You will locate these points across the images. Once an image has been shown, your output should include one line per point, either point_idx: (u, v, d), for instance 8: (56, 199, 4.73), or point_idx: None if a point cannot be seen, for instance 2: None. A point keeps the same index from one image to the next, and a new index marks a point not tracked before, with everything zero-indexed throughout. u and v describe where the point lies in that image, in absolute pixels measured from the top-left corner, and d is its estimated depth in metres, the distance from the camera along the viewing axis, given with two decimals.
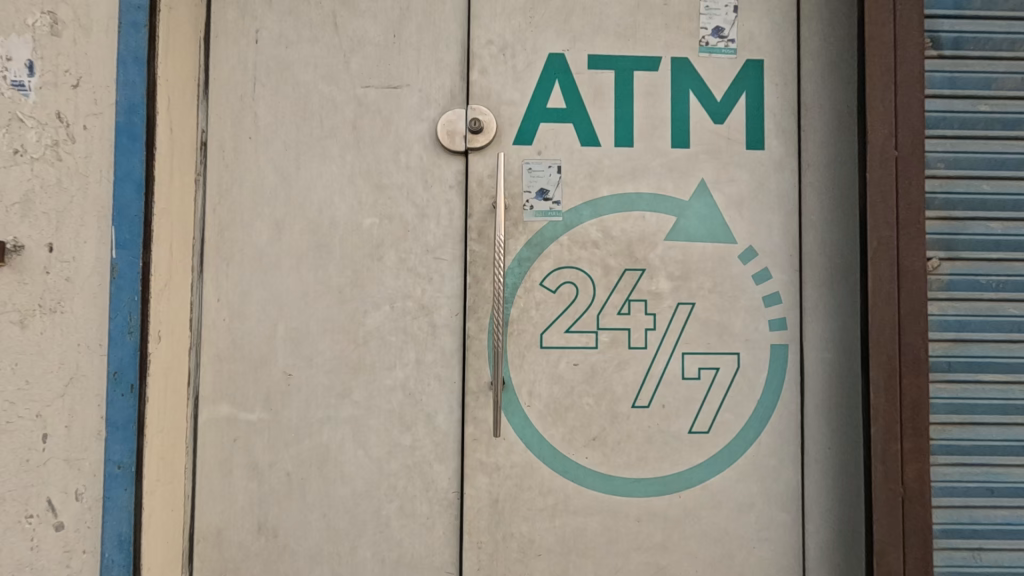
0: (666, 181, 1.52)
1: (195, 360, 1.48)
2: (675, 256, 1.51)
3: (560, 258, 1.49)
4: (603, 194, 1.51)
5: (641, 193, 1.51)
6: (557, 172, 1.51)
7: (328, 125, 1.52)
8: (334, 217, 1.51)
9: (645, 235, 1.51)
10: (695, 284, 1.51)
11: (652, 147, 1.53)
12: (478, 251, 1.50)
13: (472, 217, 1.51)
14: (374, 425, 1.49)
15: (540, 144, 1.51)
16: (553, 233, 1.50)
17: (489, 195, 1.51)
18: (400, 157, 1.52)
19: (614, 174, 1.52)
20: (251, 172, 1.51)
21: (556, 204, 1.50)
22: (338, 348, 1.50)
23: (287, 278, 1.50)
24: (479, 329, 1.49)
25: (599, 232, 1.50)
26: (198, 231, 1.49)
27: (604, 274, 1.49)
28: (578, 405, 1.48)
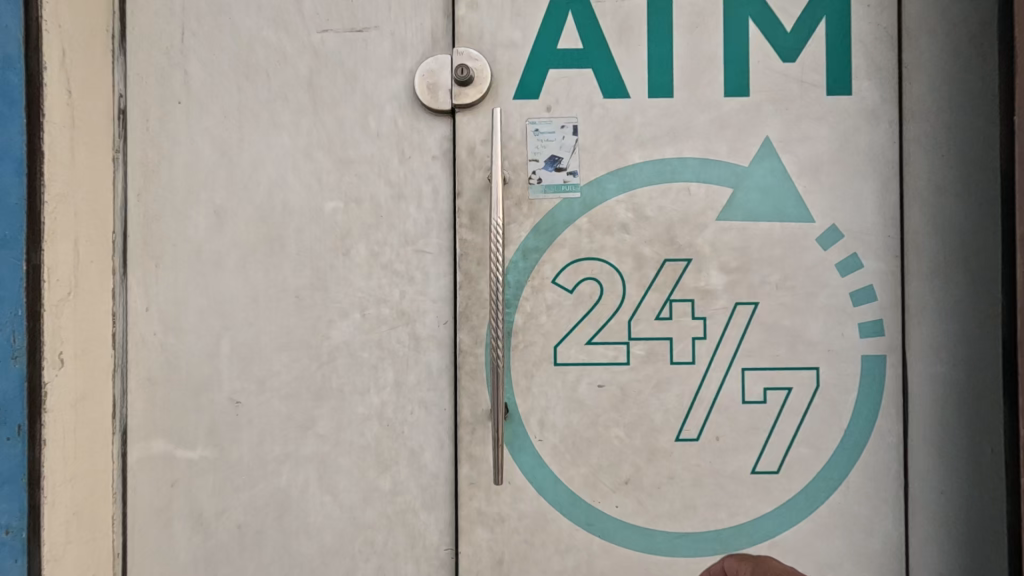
0: (718, 141, 1.15)
1: (122, 385, 1.18)
2: (731, 242, 1.14)
3: (577, 247, 1.14)
4: (634, 161, 1.14)
5: (684, 159, 1.14)
6: (573, 132, 1.15)
7: (276, 82, 1.19)
8: (287, 200, 1.18)
9: (690, 214, 1.14)
10: (758, 277, 1.14)
11: (699, 96, 1.15)
12: (471, 240, 1.16)
13: (463, 196, 1.16)
14: (345, 465, 1.17)
15: (550, 98, 1.15)
16: (568, 215, 1.14)
17: (483, 168, 1.16)
18: (369, 120, 1.18)
19: (648, 134, 1.15)
20: (182, 147, 1.19)
21: (572, 175, 1.14)
22: (297, 369, 1.18)
23: (230, 280, 1.18)
24: (474, 342, 1.15)
25: (630, 211, 1.14)
26: (120, 222, 1.18)
27: (636, 266, 1.13)
28: (604, 439, 1.13)
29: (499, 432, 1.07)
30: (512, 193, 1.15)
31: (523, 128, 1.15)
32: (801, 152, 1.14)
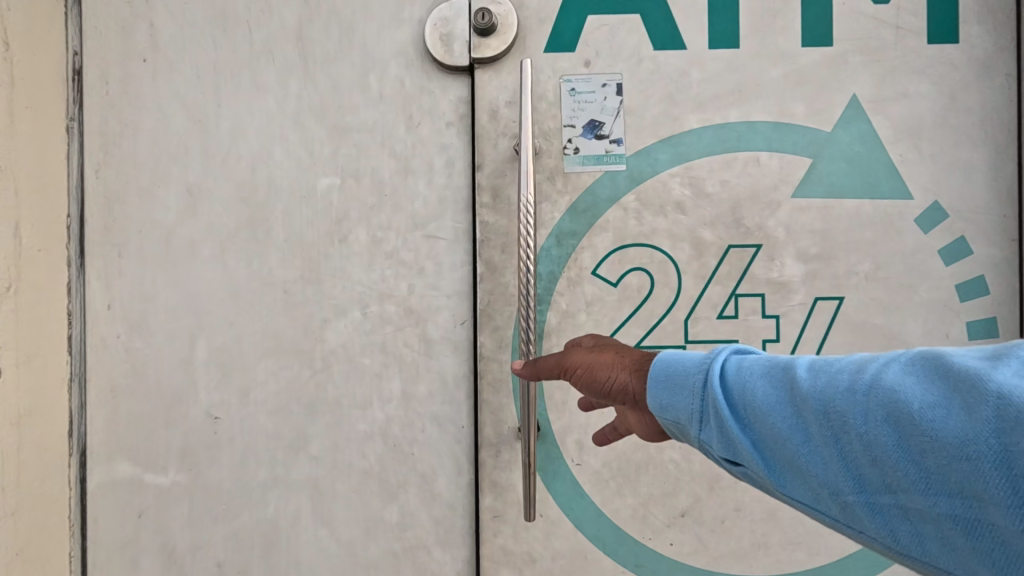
0: (794, 102, 0.94)
1: (80, 397, 1.00)
2: (811, 224, 0.94)
3: (623, 231, 0.94)
4: (691, 127, 0.94)
5: (753, 122, 0.94)
6: (618, 92, 0.95)
7: (259, 34, 0.99)
8: (273, 177, 0.99)
9: (760, 191, 0.94)
10: (844, 267, 0.93)
11: (771, 46, 0.94)
12: (494, 224, 0.96)
13: (483, 170, 0.96)
14: (343, 492, 0.98)
15: (589, 50, 0.95)
16: (611, 193, 0.94)
17: (508, 136, 0.97)
18: (370, 80, 0.98)
19: (709, 94, 0.94)
20: (148, 113, 1.00)
21: (616, 144, 0.94)
22: (285, 378, 0.98)
23: (206, 272, 0.99)
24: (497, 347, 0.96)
25: (687, 187, 0.94)
26: (76, 204, 1.00)
27: (695, 254, 0.93)
28: (655, 463, 0.94)
29: (530, 457, 0.87)
30: (543, 166, 0.95)
31: (556, 87, 0.95)
32: (896, 114, 0.93)
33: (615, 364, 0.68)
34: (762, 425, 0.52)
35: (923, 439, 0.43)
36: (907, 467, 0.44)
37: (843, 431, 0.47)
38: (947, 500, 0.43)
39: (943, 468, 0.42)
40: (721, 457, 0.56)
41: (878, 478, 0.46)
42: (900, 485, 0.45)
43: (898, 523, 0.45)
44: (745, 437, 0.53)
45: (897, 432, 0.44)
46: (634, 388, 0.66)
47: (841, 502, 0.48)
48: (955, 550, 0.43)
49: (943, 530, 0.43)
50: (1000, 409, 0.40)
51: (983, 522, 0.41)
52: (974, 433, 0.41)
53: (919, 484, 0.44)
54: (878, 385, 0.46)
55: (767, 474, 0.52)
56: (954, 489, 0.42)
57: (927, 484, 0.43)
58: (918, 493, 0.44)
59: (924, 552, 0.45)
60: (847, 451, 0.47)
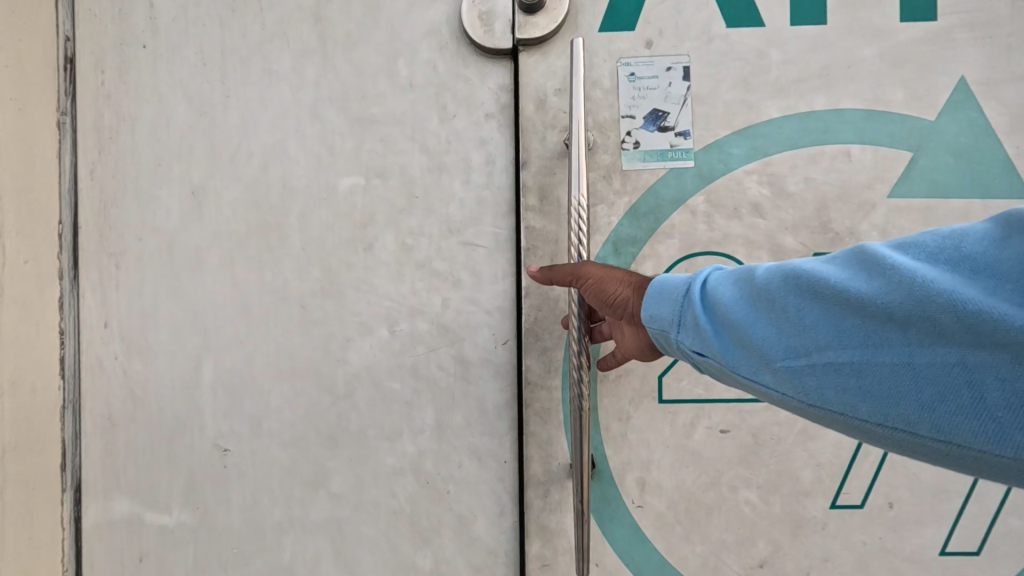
0: (891, 86, 0.81)
1: (74, 427, 0.88)
2: (911, 228, 0.80)
3: (690, 237, 0.81)
4: (770, 116, 0.82)
5: (843, 111, 0.81)
6: (685, 77, 0.82)
7: (272, 14, 0.87)
8: (288, 177, 0.87)
9: (851, 190, 0.81)
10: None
11: (863, 22, 0.82)
12: (541, 230, 0.84)
13: (529, 168, 0.84)
14: (370, 535, 0.86)
15: (651, 29, 0.83)
16: (676, 194, 0.82)
17: (556, 128, 0.84)
18: (398, 65, 0.86)
19: (792, 78, 0.82)
20: (148, 107, 0.88)
21: (683, 136, 0.82)
22: (303, 405, 0.87)
23: (213, 285, 0.88)
24: (546, 373, 0.84)
25: (766, 185, 0.81)
26: (69, 210, 0.88)
27: (774, 264, 0.81)
28: (730, 507, 0.81)
29: (586, 504, 0.73)
30: (599, 163, 0.83)
31: (613, 71, 0.83)
32: (1012, 100, 0.80)
33: (625, 280, 0.66)
34: (718, 310, 0.53)
35: (846, 302, 0.45)
36: (831, 336, 0.45)
37: (780, 312, 0.49)
38: (857, 351, 0.44)
39: (856, 324, 0.44)
40: (686, 348, 0.55)
41: (797, 340, 0.47)
42: (823, 352, 0.46)
43: (812, 380, 0.47)
44: (706, 322, 0.54)
45: (826, 299, 0.46)
46: (633, 303, 0.64)
47: (768, 366, 0.49)
48: (854, 398, 0.45)
49: (849, 380, 0.45)
50: (899, 266, 0.43)
51: (883, 369, 0.43)
52: (877, 292, 0.43)
53: (832, 341, 0.45)
54: (812, 268, 0.48)
55: (715, 355, 0.53)
56: (869, 358, 0.44)
57: (840, 339, 0.45)
58: (831, 350, 0.45)
59: (831, 404, 0.46)
60: (781, 328, 0.48)
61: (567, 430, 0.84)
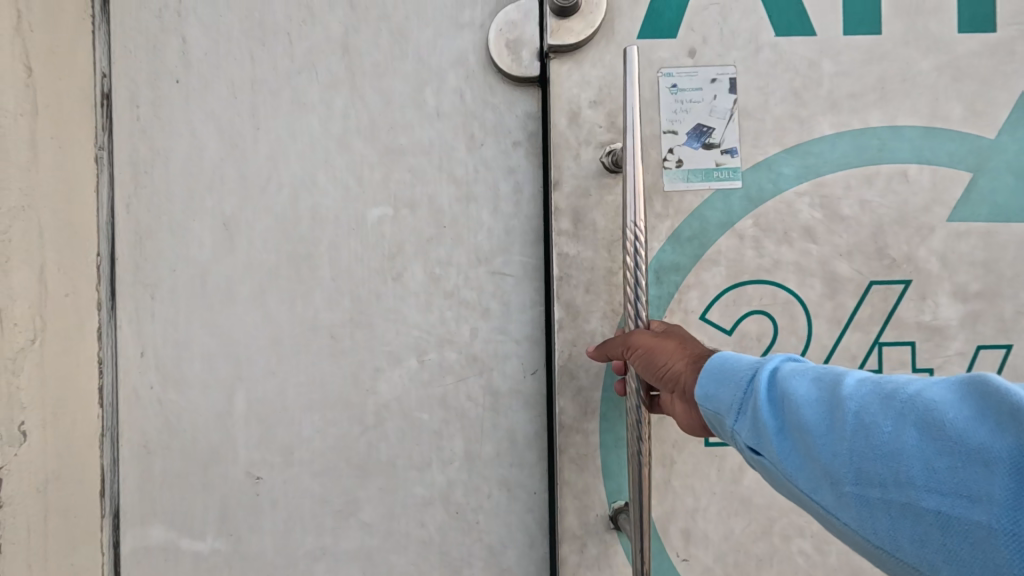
0: (948, 102, 0.84)
1: (111, 455, 0.90)
2: (971, 252, 0.84)
3: (738, 264, 0.83)
4: (822, 134, 0.84)
5: (899, 129, 0.84)
6: (731, 91, 0.84)
7: (301, 45, 0.88)
8: (318, 208, 0.88)
9: (908, 212, 0.84)
10: (1010, 306, 0.83)
11: (920, 34, 0.84)
12: (578, 257, 0.81)
13: (561, 188, 0.81)
14: (400, 565, 0.86)
15: (695, 36, 0.83)
16: (723, 217, 0.83)
17: (591, 145, 0.82)
18: (426, 94, 0.86)
19: (844, 93, 0.84)
20: (181, 140, 0.90)
21: (730, 154, 0.83)
22: (334, 435, 0.87)
23: (246, 315, 0.89)
24: (581, 416, 0.81)
25: (820, 207, 0.84)
26: (106, 242, 0.89)
27: (828, 292, 0.83)
28: (781, 558, 0.80)
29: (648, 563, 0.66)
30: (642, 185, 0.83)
31: (654, 81, 0.83)
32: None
33: (674, 350, 0.63)
34: (785, 409, 0.49)
35: (943, 439, 0.39)
36: (919, 477, 0.39)
37: (862, 434, 0.43)
38: (945, 502, 0.38)
39: (949, 467, 0.38)
40: (740, 441, 0.52)
41: (873, 468, 0.42)
42: (905, 493, 0.40)
43: (885, 519, 0.41)
44: (767, 418, 0.50)
45: (920, 432, 0.40)
46: (684, 380, 0.61)
47: (831, 487, 0.44)
48: (936, 552, 0.39)
49: (930, 532, 0.39)
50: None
51: (978, 530, 0.37)
52: (992, 443, 0.37)
53: (916, 480, 0.40)
54: (914, 395, 0.42)
55: (774, 456, 0.49)
56: (961, 514, 0.38)
57: (927, 481, 0.39)
58: (913, 490, 0.40)
59: (905, 552, 0.41)
60: (859, 452, 0.43)
61: (606, 476, 0.80)
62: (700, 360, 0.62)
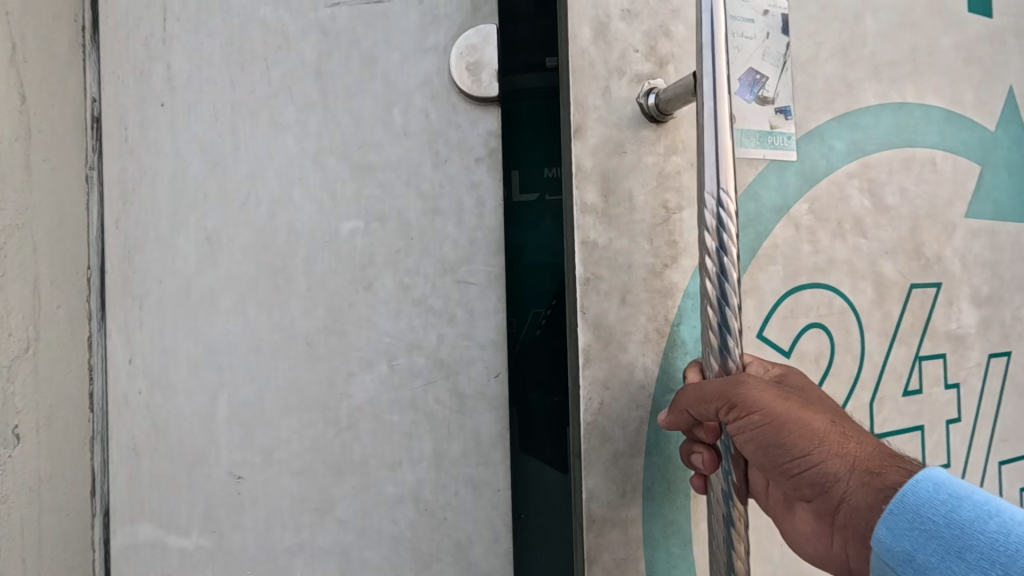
0: (962, 89, 1.03)
1: (102, 456, 0.95)
2: (980, 253, 1.05)
3: (793, 261, 0.89)
4: (869, 104, 0.95)
5: (930, 111, 1.00)
6: (783, 32, 0.89)
7: (278, 69, 0.93)
8: (294, 222, 0.93)
9: (936, 206, 1.01)
10: (1008, 311, 1.07)
11: (944, 8, 1.02)
12: (614, 247, 0.82)
13: (588, 141, 0.81)
14: (373, 560, 0.91)
15: None
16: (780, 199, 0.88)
17: (625, 76, 0.83)
18: (394, 115, 0.91)
19: (885, 60, 0.96)
20: (164, 159, 0.95)
21: (784, 115, 0.89)
22: (309, 436, 0.92)
23: (227, 323, 0.94)
24: (613, 503, 0.80)
25: (866, 188, 0.95)
26: (97, 255, 0.96)
27: (875, 300, 0.95)
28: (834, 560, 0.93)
29: None
30: (681, 141, 0.85)
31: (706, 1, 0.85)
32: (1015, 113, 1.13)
33: (816, 442, 0.61)
34: None
35: None
36: None
37: None
38: None
39: None
40: None
41: None
42: None
43: None
44: None
45: None
46: (844, 487, 0.61)
47: None
48: None
49: None
50: None
51: None
52: None
53: None
54: None
55: None
56: None
57: None
58: None
59: None
60: None
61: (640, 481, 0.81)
62: (868, 472, 0.60)
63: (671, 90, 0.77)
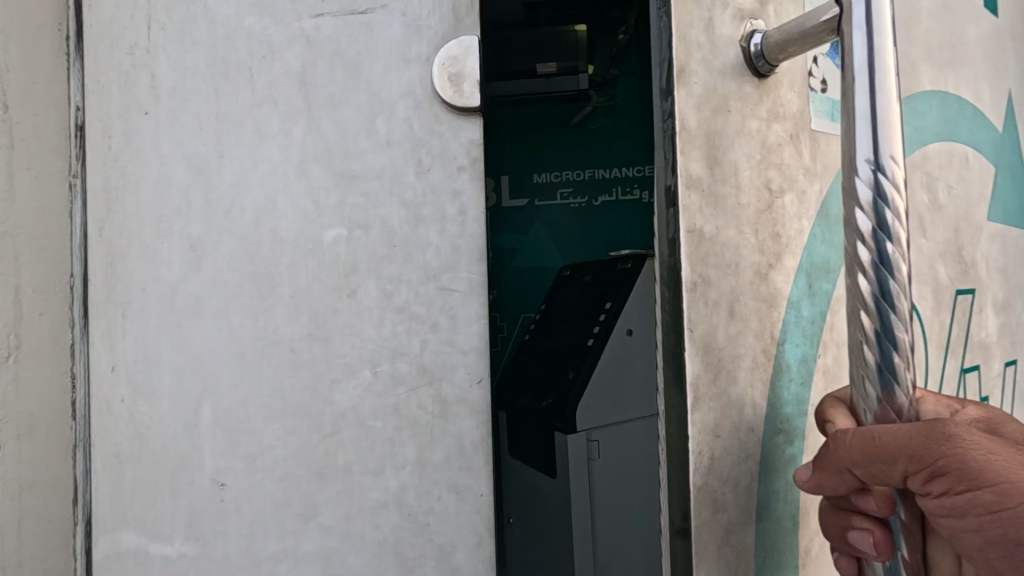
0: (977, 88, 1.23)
1: (84, 465, 0.94)
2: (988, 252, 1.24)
3: None
4: (925, 93, 1.07)
5: (962, 111, 1.17)
6: None
7: (262, 79, 0.94)
8: (279, 229, 0.94)
9: (967, 200, 1.18)
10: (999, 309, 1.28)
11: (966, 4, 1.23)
12: (721, 239, 0.83)
13: (693, 93, 0.83)
14: (356, 565, 0.92)
15: None
16: (842, 210, 0.97)
17: (729, 13, 0.86)
18: (377, 124, 0.93)
19: (935, 45, 1.10)
20: (149, 167, 0.96)
21: None
22: (293, 442, 0.93)
23: (211, 330, 0.94)
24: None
25: (925, 178, 1.07)
26: (79, 265, 0.96)
27: (935, 305, 1.07)
28: None
29: None
30: (781, 104, 0.89)
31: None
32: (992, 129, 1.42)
33: None
34: None
35: None
36: None
37: None
38: None
39: None
40: None
41: None
42: None
43: None
44: None
45: None
46: None
47: None
48: None
49: None
50: None
51: None
52: None
53: None
54: None
55: None
56: None
57: None
58: None
59: None
60: None
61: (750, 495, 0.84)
62: None
63: (780, 35, 0.81)
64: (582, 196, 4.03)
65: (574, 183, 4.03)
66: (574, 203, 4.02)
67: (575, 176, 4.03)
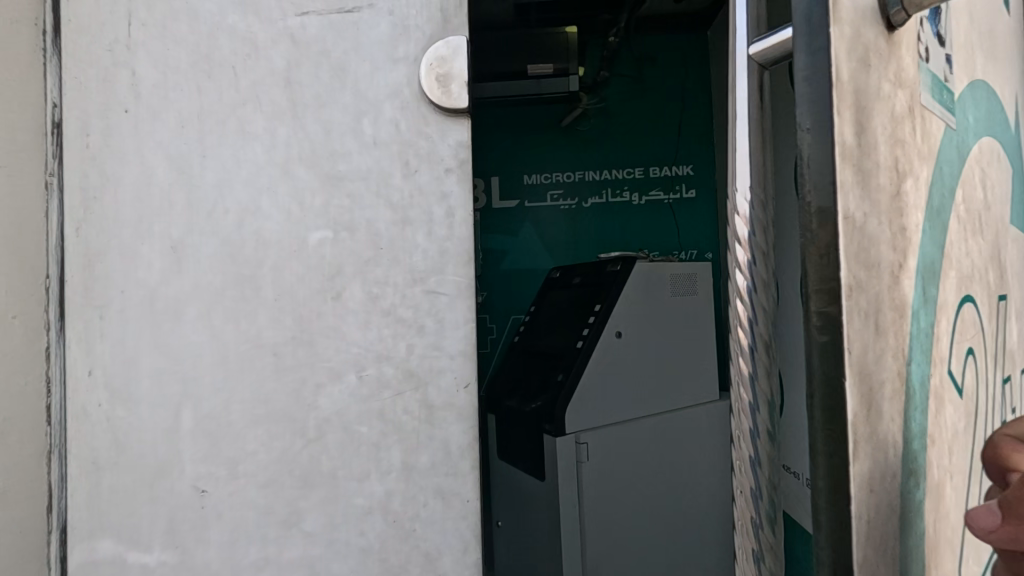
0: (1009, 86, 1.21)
1: (60, 472, 0.92)
2: None
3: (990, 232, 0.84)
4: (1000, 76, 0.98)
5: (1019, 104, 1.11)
6: None
7: (246, 78, 0.93)
8: (263, 231, 0.92)
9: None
10: None
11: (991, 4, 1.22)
12: (870, 229, 0.47)
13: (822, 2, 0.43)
14: (340, 573, 0.90)
15: None
16: (951, 185, 0.68)
17: None
18: (364, 125, 0.91)
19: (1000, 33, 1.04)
20: (128, 166, 0.93)
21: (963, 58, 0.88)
22: (276, 447, 0.91)
23: (192, 334, 0.92)
24: None
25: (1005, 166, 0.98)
26: (55, 266, 0.93)
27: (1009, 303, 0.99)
28: None
29: None
30: (903, 67, 0.56)
31: None
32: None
33: None
34: None
35: None
36: None
37: None
38: None
39: None
40: None
41: None
42: None
43: None
44: None
45: None
46: None
47: None
48: None
49: None
50: None
51: None
52: None
53: None
54: None
55: None
56: None
57: None
58: None
59: None
60: None
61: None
62: None
63: None
64: (571, 197, 4.01)
65: (564, 184, 4.01)
66: (564, 204, 4.01)
67: (565, 177, 4.01)
